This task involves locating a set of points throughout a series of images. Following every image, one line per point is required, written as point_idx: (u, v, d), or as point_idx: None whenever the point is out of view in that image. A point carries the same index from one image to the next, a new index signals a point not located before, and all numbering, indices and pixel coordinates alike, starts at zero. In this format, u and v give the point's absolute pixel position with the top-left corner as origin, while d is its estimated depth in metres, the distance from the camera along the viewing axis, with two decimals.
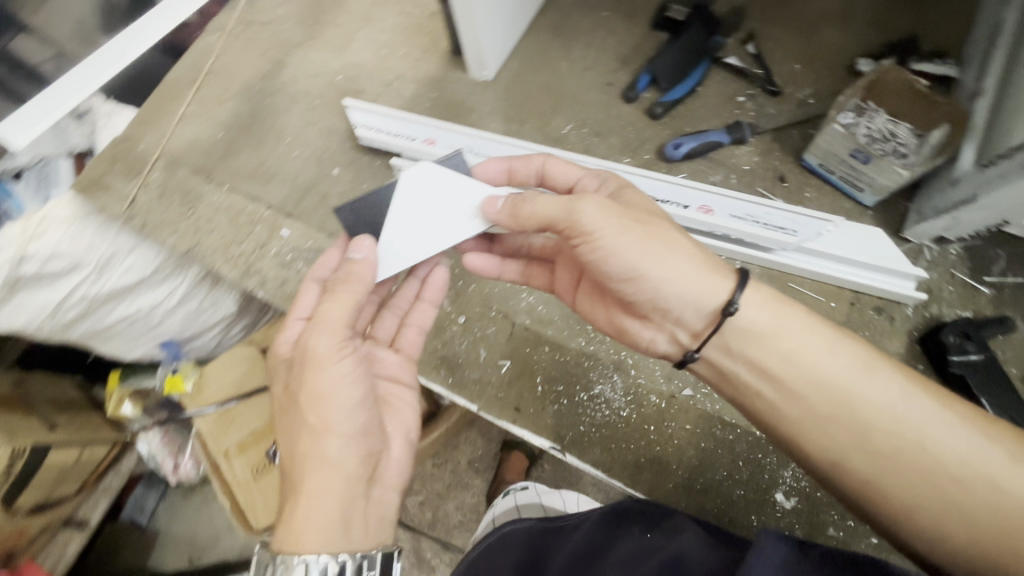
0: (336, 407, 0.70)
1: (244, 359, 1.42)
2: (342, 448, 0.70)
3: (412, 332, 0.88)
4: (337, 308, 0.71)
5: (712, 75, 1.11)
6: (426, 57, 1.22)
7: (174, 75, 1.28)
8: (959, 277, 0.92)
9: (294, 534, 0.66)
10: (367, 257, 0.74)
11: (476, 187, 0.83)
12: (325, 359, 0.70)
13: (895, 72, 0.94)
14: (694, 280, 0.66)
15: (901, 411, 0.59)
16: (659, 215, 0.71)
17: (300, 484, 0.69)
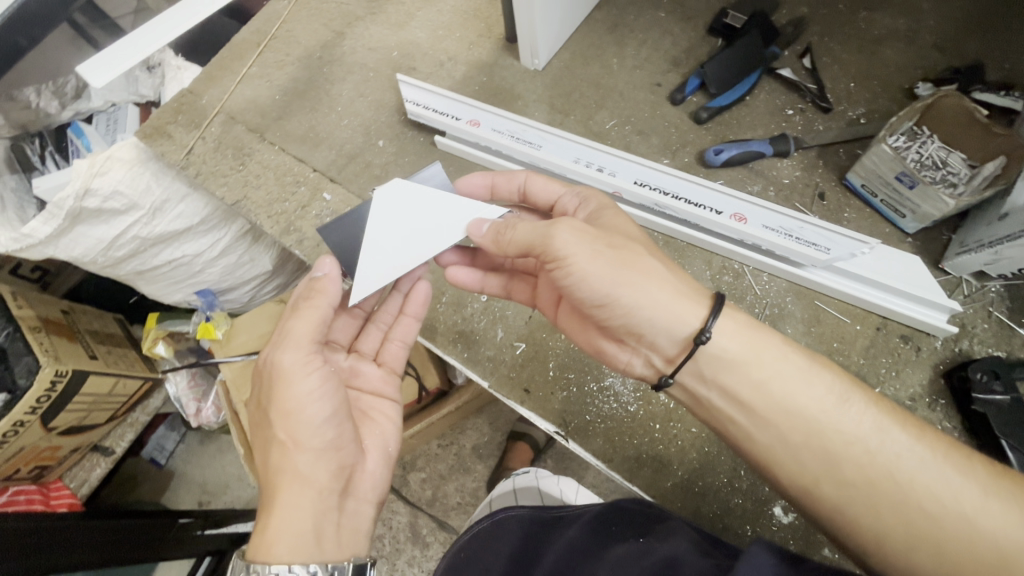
0: (307, 421, 0.72)
1: (274, 315, 1.49)
2: (312, 461, 0.72)
3: (394, 347, 0.91)
4: (301, 325, 0.75)
5: (763, 85, 1.10)
6: (480, 42, 1.24)
7: (241, 36, 1.34)
8: (996, 316, 0.89)
9: (264, 545, 0.67)
10: (329, 274, 0.77)
11: (458, 201, 0.82)
12: (293, 375, 0.73)
13: (954, 98, 0.91)
14: (671, 309, 0.66)
15: (873, 441, 0.59)
16: (639, 240, 0.71)
17: (271, 503, 0.70)
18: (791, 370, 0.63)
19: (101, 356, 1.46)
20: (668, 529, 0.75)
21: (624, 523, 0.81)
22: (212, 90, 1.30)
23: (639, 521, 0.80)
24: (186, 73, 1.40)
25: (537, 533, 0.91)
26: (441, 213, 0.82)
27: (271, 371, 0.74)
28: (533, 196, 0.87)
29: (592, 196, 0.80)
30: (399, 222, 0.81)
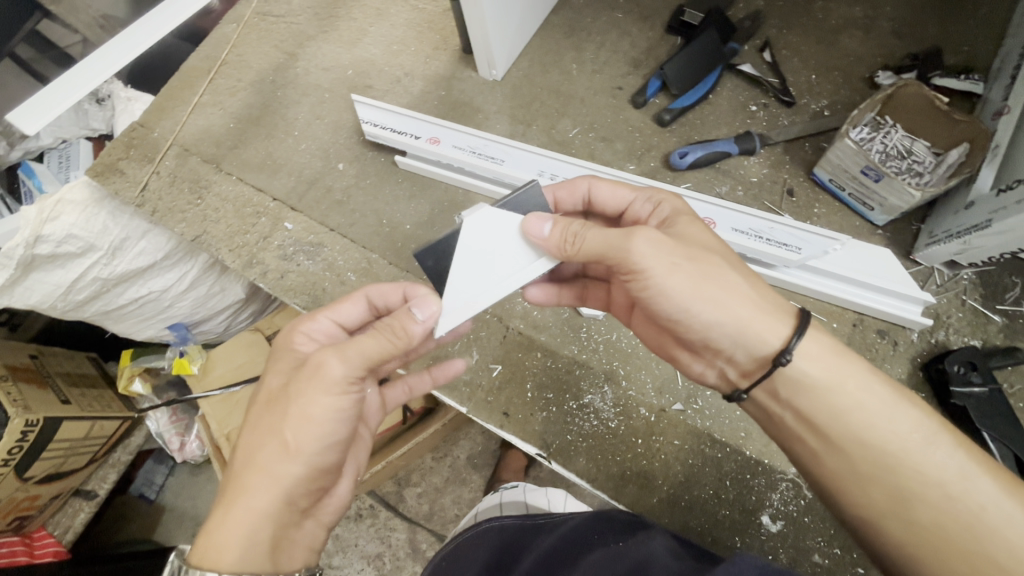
0: (313, 438, 0.64)
1: (250, 345, 1.45)
2: (300, 480, 0.65)
3: (401, 390, 0.84)
4: (371, 342, 0.64)
5: (725, 83, 1.09)
6: (436, 55, 1.21)
7: (190, 64, 1.30)
8: (970, 304, 0.88)
9: (214, 549, 0.62)
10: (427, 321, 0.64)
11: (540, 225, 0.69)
12: (329, 388, 0.63)
13: (914, 87, 0.89)
14: (753, 325, 0.61)
15: (958, 493, 0.55)
16: (720, 248, 0.64)
17: (234, 501, 0.64)
18: (874, 401, 0.59)
19: (74, 400, 1.40)
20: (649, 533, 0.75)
21: (608, 530, 0.80)
22: (164, 122, 1.26)
23: (622, 527, 0.79)
24: (136, 104, 1.33)
25: (518, 541, 0.92)
26: (523, 239, 0.69)
27: (309, 368, 0.64)
28: (598, 205, 0.79)
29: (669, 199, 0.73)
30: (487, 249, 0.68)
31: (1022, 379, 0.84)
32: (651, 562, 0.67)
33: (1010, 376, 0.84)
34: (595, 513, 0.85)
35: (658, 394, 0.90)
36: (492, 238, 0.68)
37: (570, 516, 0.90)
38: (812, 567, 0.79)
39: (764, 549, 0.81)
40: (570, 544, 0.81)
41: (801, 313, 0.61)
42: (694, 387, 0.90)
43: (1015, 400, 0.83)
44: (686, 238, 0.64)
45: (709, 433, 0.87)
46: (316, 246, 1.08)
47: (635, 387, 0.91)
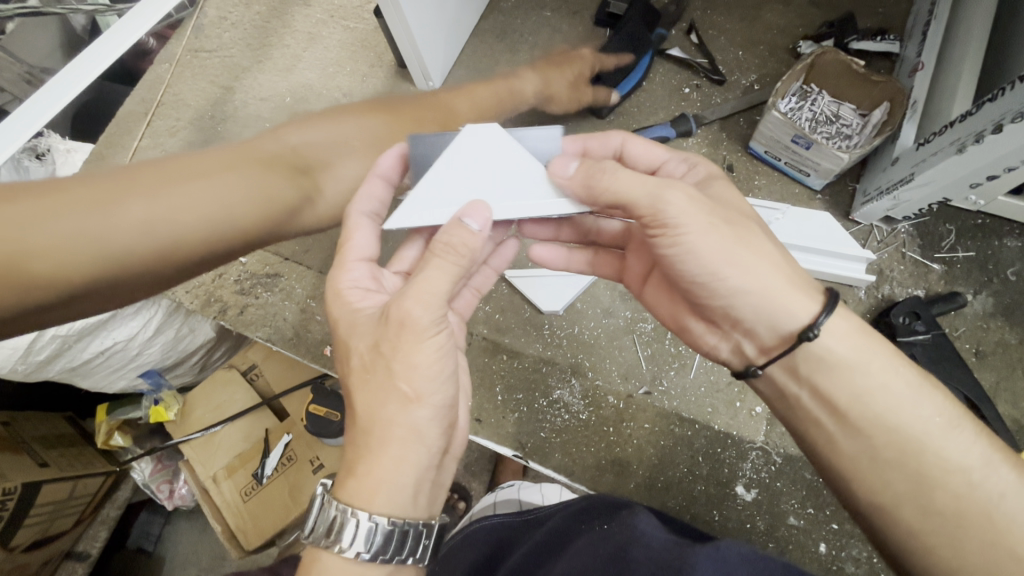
0: (427, 375, 0.60)
1: (227, 382, 1.46)
2: (429, 420, 0.60)
3: (469, 294, 0.82)
4: (440, 277, 0.59)
5: (656, 68, 1.11)
6: (373, 72, 1.22)
7: (126, 110, 1.28)
8: (910, 256, 0.91)
9: (366, 491, 0.58)
10: (481, 228, 0.62)
11: (523, 175, 0.68)
12: (425, 331, 0.59)
13: (832, 54, 0.92)
14: (775, 296, 0.61)
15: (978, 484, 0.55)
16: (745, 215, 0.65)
17: (374, 451, 0.59)
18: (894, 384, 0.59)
19: (53, 461, 1.36)
20: (632, 510, 0.75)
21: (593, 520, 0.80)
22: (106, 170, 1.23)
23: (607, 509, 0.79)
24: (77, 155, 1.31)
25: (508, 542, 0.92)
26: (501, 178, 0.68)
27: (396, 323, 0.60)
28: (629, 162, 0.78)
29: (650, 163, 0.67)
30: (467, 172, 0.68)
31: (966, 322, 0.87)
32: (632, 544, 0.67)
33: (954, 320, 0.87)
34: (580, 502, 0.84)
35: (624, 379, 0.91)
36: (481, 159, 0.68)
37: (558, 509, 0.89)
38: (788, 531, 0.81)
39: (741, 519, 0.82)
40: (556, 539, 0.80)
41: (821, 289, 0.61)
42: (658, 369, 0.91)
43: (961, 343, 0.86)
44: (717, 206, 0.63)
45: (678, 413, 0.88)
46: (274, 276, 1.08)
47: (602, 376, 0.92)
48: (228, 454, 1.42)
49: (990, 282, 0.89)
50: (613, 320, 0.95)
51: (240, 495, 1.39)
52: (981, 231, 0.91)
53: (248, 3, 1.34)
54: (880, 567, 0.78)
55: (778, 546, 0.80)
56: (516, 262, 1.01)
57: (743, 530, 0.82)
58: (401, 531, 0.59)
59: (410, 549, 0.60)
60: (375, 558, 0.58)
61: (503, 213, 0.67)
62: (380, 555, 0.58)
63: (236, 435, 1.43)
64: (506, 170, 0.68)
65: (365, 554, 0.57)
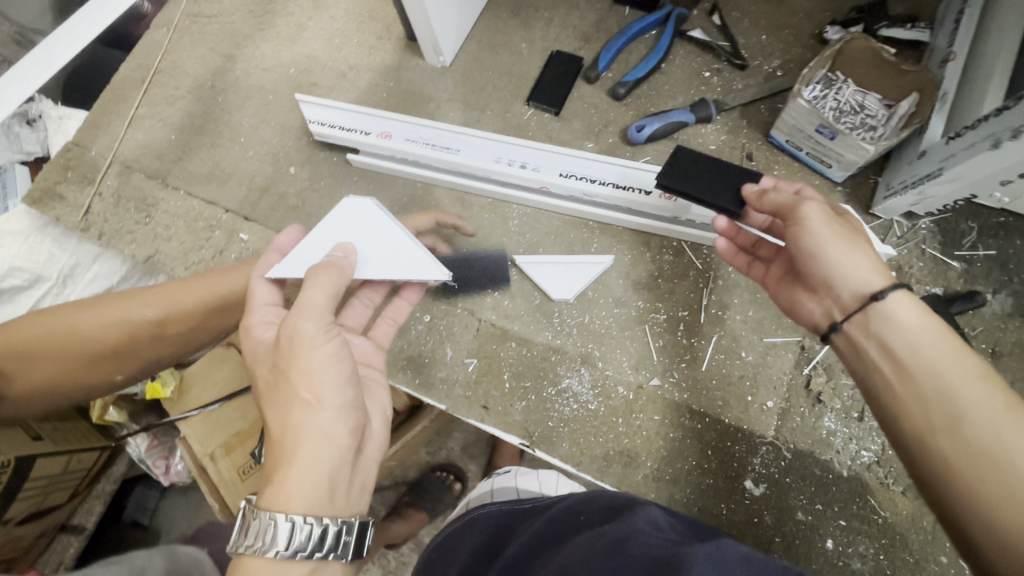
0: (326, 380, 0.65)
1: (225, 361, 1.45)
2: (334, 420, 0.65)
3: (385, 325, 0.87)
4: (317, 293, 0.68)
5: (677, 50, 1.07)
6: (380, 45, 1.17)
7: (122, 76, 1.23)
8: (930, 253, 0.89)
9: (283, 494, 0.60)
10: (345, 262, 0.74)
11: (385, 252, 0.81)
12: (314, 341, 0.66)
13: (862, 40, 0.89)
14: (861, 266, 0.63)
15: (1015, 433, 0.50)
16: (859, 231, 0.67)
17: (290, 457, 0.62)
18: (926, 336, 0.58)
19: (46, 435, 1.33)
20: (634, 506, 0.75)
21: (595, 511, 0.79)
22: (101, 139, 1.19)
23: (605, 504, 0.78)
24: (71, 122, 1.25)
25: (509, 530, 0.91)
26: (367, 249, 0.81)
27: (285, 341, 0.66)
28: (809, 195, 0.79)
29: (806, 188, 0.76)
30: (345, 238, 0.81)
31: (983, 321, 0.86)
32: (629, 538, 0.66)
33: (971, 320, 0.86)
34: (585, 493, 0.83)
35: (635, 371, 0.89)
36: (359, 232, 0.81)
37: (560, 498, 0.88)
38: (796, 526, 0.80)
39: (749, 513, 0.82)
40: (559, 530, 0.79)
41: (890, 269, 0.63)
42: (670, 361, 0.89)
43: (978, 343, 0.85)
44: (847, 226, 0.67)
45: (688, 406, 0.87)
46: None
47: (612, 367, 0.90)
48: (226, 432, 1.40)
49: (1010, 281, 0.87)
50: (625, 310, 0.93)
51: (237, 473, 1.38)
52: (1003, 230, 0.89)
53: None
54: (886, 564, 0.78)
55: (785, 541, 0.80)
56: (527, 248, 0.99)
57: (750, 524, 0.81)
58: (320, 528, 0.61)
59: (330, 545, 0.62)
60: (296, 554, 0.59)
61: (375, 249, 0.81)
62: (301, 552, 0.60)
63: (234, 413, 1.41)
64: (371, 220, 0.82)
65: (288, 552, 0.59)
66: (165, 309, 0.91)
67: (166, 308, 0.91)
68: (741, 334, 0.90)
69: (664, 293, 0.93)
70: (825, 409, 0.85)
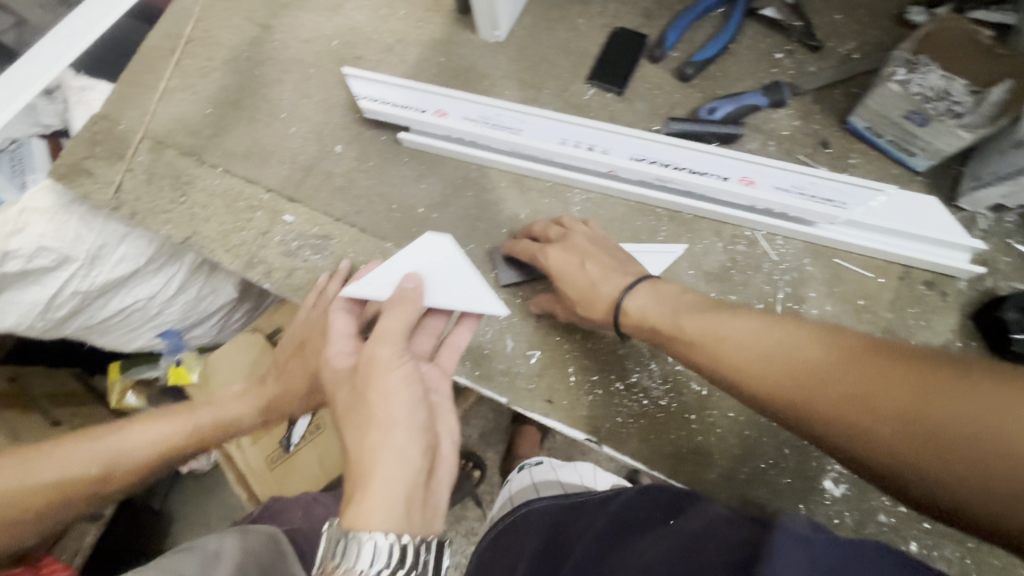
0: (400, 402, 0.66)
1: (250, 346, 1.38)
2: (409, 440, 0.64)
3: (451, 351, 0.80)
4: (394, 321, 0.71)
5: (746, 29, 1.02)
6: (429, 17, 1.10)
7: (150, 44, 1.16)
8: (1016, 248, 0.86)
9: (364, 510, 0.60)
10: (417, 286, 0.76)
11: (453, 284, 0.82)
12: (389, 363, 0.68)
13: (957, 21, 0.86)
14: (607, 272, 0.81)
15: (808, 360, 0.61)
16: (608, 242, 0.85)
17: (367, 476, 0.62)
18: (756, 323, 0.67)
19: (66, 421, 1.28)
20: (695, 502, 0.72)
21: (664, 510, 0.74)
22: (130, 111, 1.12)
23: (666, 503, 0.75)
24: (93, 94, 1.18)
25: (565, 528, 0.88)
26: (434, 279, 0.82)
27: (364, 364, 0.69)
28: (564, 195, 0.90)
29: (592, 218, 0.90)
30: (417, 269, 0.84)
31: None
32: (703, 539, 0.61)
33: None
34: (645, 490, 0.80)
35: None
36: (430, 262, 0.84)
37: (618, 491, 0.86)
38: (878, 528, 0.78)
39: (829, 514, 0.79)
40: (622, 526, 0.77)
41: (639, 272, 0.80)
42: None
43: None
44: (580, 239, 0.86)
45: None
46: (321, 238, 1.00)
47: None
48: None
49: None
50: None
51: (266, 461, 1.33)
52: None
53: None
54: (972, 567, 0.76)
55: None
56: None
57: (830, 525, 0.79)
58: (401, 546, 0.60)
59: (411, 560, 0.61)
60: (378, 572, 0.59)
61: (438, 278, 0.82)
62: (384, 568, 0.59)
63: None
64: (435, 256, 0.84)
65: (372, 571, 0.58)
66: (61, 472, 1.00)
67: (58, 473, 1.00)
68: None
69: (737, 285, 0.89)
70: None
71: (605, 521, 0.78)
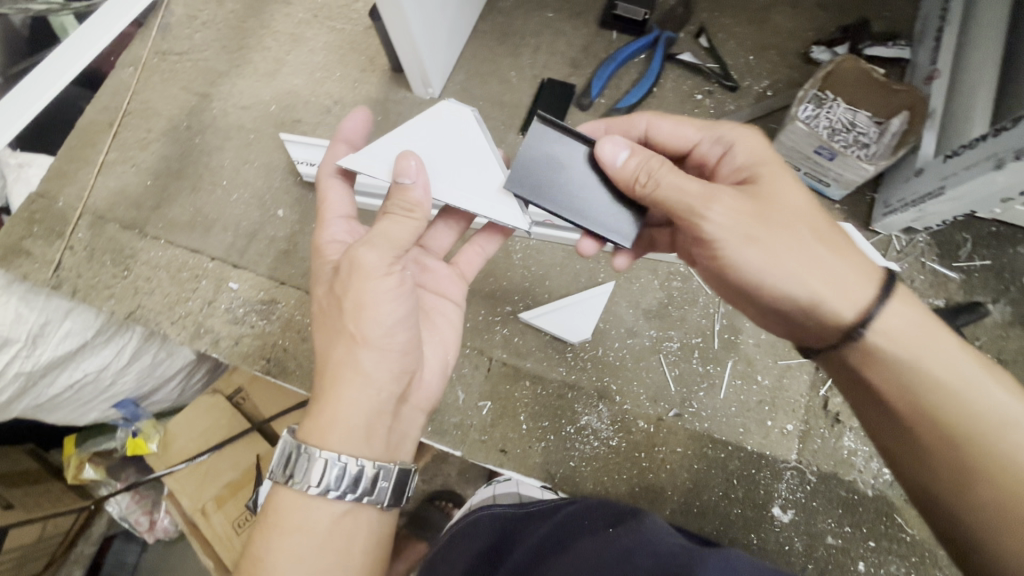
0: (378, 320, 0.60)
1: (214, 407, 1.25)
2: (377, 361, 0.60)
3: (471, 253, 0.82)
4: (396, 227, 0.63)
5: (666, 73, 1.07)
6: (365, 77, 1.13)
7: (88, 120, 1.16)
8: (929, 266, 0.91)
9: (320, 428, 0.58)
10: (416, 181, 0.63)
11: (469, 168, 0.72)
12: (373, 271, 0.60)
13: (852, 62, 0.90)
14: (844, 283, 0.58)
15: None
16: (808, 212, 0.60)
17: (330, 389, 0.59)
18: (918, 328, 0.57)
19: (18, 502, 1.19)
20: (637, 515, 0.69)
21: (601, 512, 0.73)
22: (69, 188, 1.11)
23: (610, 512, 0.72)
24: (32, 170, 1.13)
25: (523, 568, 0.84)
26: (447, 160, 0.72)
27: (346, 266, 0.62)
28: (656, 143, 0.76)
29: (742, 139, 0.67)
30: (425, 145, 0.72)
31: (986, 332, 0.88)
32: (636, 550, 0.62)
33: (975, 331, 0.88)
34: (593, 498, 0.77)
35: (653, 403, 0.88)
36: (440, 141, 0.73)
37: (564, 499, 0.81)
38: (827, 550, 0.80)
39: (780, 541, 0.81)
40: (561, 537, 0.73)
41: (886, 278, 0.58)
42: (687, 391, 0.89)
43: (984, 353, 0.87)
44: (764, 196, 0.61)
45: (710, 435, 0.86)
46: (267, 303, 1.00)
47: (630, 400, 0.89)
48: (217, 482, 1.20)
49: (1007, 290, 0.90)
50: (638, 341, 0.92)
51: (233, 527, 1.18)
52: (996, 239, 0.92)
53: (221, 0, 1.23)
54: None
55: (818, 567, 0.80)
56: (533, 280, 0.97)
57: (782, 552, 0.81)
58: (356, 469, 0.58)
59: (364, 488, 0.59)
60: (327, 492, 0.57)
61: (448, 157, 0.72)
62: (331, 490, 0.57)
63: (224, 462, 1.21)
64: (448, 137, 0.73)
65: (320, 488, 0.57)
66: None
67: None
68: (756, 357, 0.90)
69: (676, 320, 0.93)
70: (845, 428, 0.86)
71: (548, 527, 0.74)
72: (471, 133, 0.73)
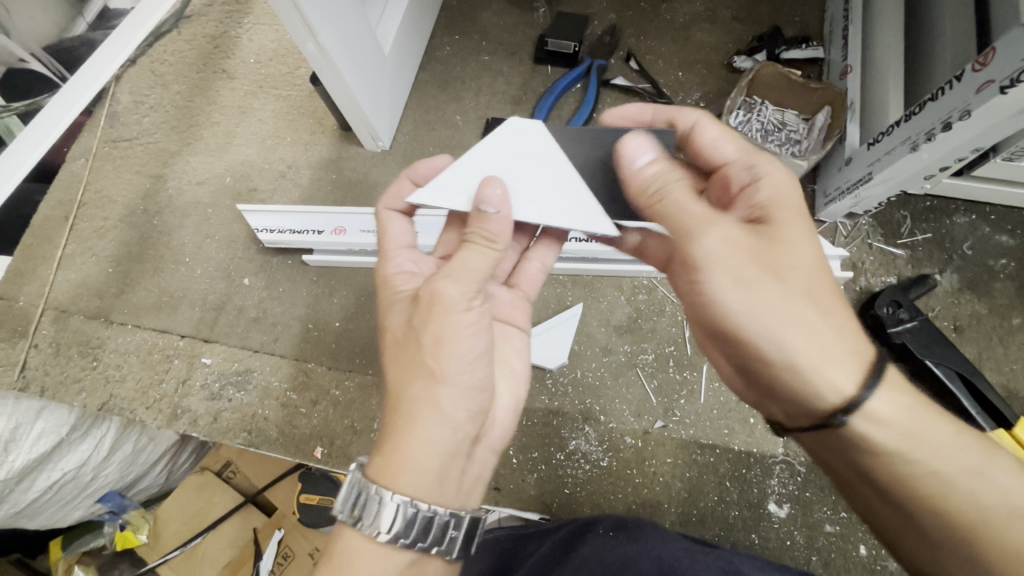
0: (461, 354, 0.53)
1: (202, 488, 1.17)
2: (456, 398, 0.53)
3: (531, 272, 0.75)
4: (476, 256, 0.55)
5: (604, 97, 1.12)
6: (315, 139, 1.16)
7: (43, 217, 1.16)
8: (876, 246, 0.96)
9: (396, 466, 0.50)
10: (500, 210, 0.57)
11: (555, 190, 0.61)
12: (455, 305, 0.54)
13: (769, 68, 0.97)
14: (822, 367, 0.49)
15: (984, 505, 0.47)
16: (807, 267, 0.51)
17: (404, 425, 0.51)
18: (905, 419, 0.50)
19: None
20: (640, 525, 0.69)
21: (598, 522, 0.72)
22: (28, 287, 1.10)
23: (611, 520, 0.72)
24: None
25: None
26: (530, 182, 0.61)
27: (423, 296, 0.55)
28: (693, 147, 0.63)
29: (772, 175, 0.55)
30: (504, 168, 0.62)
31: (940, 301, 0.92)
32: (639, 557, 0.61)
33: (930, 302, 0.93)
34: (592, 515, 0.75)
35: (637, 417, 0.89)
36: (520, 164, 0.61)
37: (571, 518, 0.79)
38: (828, 538, 0.82)
39: (781, 536, 0.82)
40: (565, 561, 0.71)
41: (876, 366, 0.49)
42: (668, 400, 0.90)
43: (941, 321, 0.91)
44: (773, 244, 0.51)
45: (697, 441, 0.87)
46: (242, 373, 0.99)
47: (616, 419, 0.89)
48: (215, 567, 1.13)
49: (951, 259, 0.95)
50: (614, 357, 0.93)
51: None
52: (933, 213, 0.98)
53: (166, 82, 1.25)
54: None
55: (822, 557, 0.81)
56: None
57: (785, 547, 0.82)
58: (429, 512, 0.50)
59: (434, 537, 0.51)
60: (397, 540, 0.49)
61: (530, 179, 0.61)
62: (402, 538, 0.50)
63: (220, 544, 1.14)
64: (527, 161, 0.61)
65: (391, 534, 0.49)
66: None
67: None
68: None
69: (647, 333, 0.95)
70: None
71: (549, 544, 0.72)
72: (557, 154, 0.62)
